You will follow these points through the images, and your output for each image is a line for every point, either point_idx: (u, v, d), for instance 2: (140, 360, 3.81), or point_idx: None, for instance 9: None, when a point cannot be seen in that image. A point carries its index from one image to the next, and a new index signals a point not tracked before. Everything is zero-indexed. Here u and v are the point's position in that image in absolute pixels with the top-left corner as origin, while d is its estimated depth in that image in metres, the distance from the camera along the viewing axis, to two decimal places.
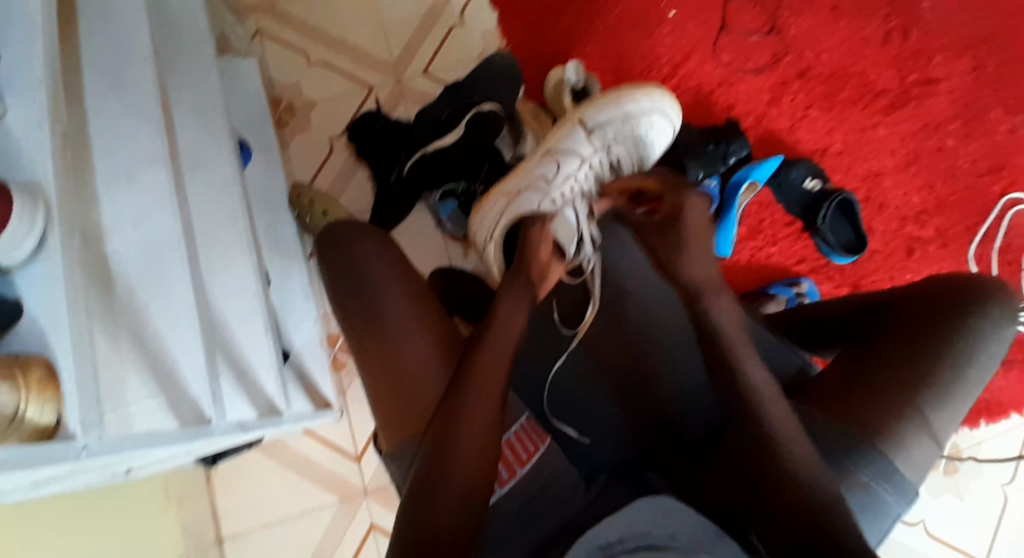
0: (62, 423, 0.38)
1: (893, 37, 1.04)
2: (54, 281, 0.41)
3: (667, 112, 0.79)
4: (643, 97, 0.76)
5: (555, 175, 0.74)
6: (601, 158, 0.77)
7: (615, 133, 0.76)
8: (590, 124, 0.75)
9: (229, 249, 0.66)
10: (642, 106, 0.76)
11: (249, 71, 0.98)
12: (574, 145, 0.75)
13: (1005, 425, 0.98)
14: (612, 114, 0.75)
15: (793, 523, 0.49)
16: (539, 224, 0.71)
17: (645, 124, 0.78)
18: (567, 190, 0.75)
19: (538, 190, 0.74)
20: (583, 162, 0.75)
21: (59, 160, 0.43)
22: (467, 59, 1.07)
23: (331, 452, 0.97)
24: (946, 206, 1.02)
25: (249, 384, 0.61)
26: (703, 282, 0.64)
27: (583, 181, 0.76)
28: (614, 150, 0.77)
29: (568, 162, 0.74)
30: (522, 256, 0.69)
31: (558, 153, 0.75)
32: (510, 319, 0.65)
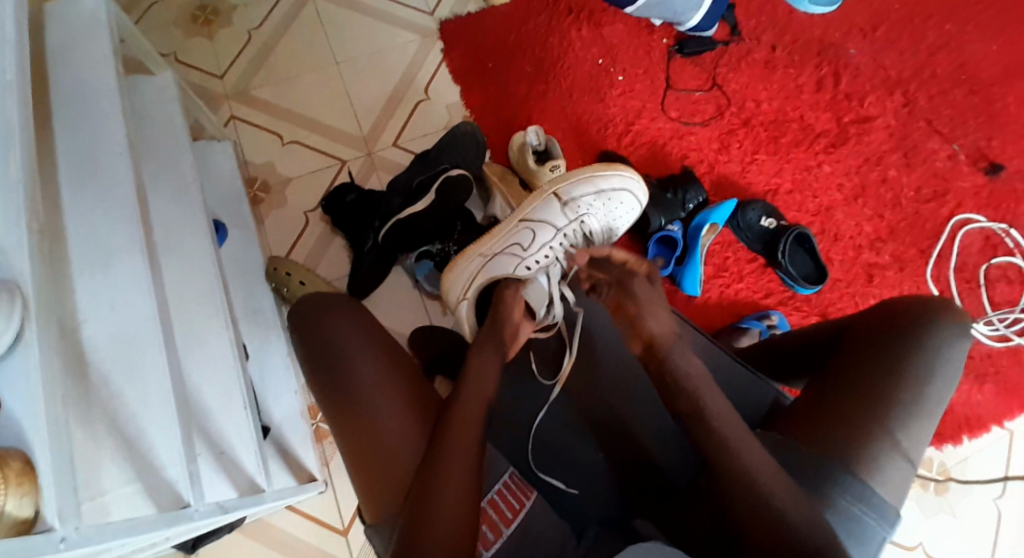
0: (41, 515, 0.38)
1: (825, 83, 1.13)
2: (31, 373, 0.41)
3: (634, 191, 0.91)
4: (613, 174, 0.89)
5: (530, 243, 0.84)
6: (574, 229, 0.86)
7: (586, 207, 0.87)
8: (563, 198, 0.86)
9: (206, 328, 0.67)
10: (613, 183, 0.89)
11: (223, 155, 1.02)
12: (549, 216, 0.85)
13: (987, 438, 0.99)
14: (583, 190, 0.87)
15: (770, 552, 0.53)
16: (513, 287, 0.75)
17: (614, 200, 0.89)
18: (541, 256, 0.84)
19: (514, 256, 0.84)
20: (557, 232, 0.85)
21: (35, 254, 0.45)
22: (433, 129, 1.13)
23: (317, 528, 0.94)
24: (898, 232, 1.07)
25: (230, 462, 0.61)
26: (658, 335, 0.66)
27: (559, 248, 0.85)
28: (587, 222, 0.87)
29: (541, 230, 0.84)
30: (496, 315, 0.73)
31: (533, 222, 0.85)
32: (483, 370, 0.66)
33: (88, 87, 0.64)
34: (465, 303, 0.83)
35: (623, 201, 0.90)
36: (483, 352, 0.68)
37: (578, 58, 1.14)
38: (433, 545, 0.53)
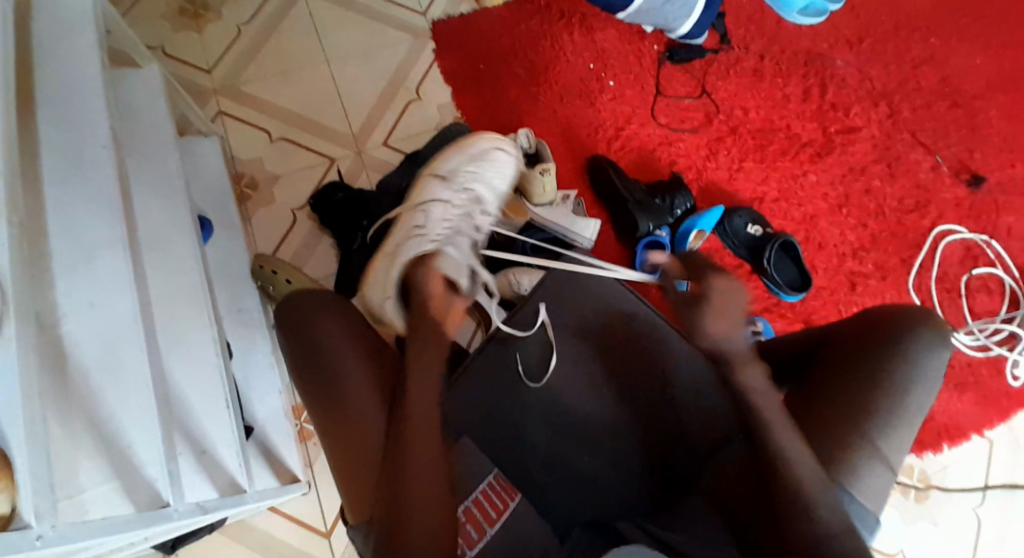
0: (17, 512, 0.37)
1: (812, 93, 1.14)
2: (7, 367, 0.40)
3: (508, 151, 0.94)
4: (479, 139, 0.92)
5: (426, 221, 0.84)
6: (462, 198, 0.87)
7: (466, 175, 0.89)
8: (442, 172, 0.90)
9: (189, 325, 0.66)
10: (484, 146, 0.92)
11: (210, 151, 1.01)
12: (435, 193, 0.87)
13: (965, 446, 1.01)
14: (456, 159, 0.91)
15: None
16: (425, 266, 0.75)
17: (490, 162, 0.91)
18: (443, 229, 0.83)
19: (416, 237, 0.82)
20: (446, 204, 0.86)
21: (16, 248, 0.44)
22: (423, 130, 1.12)
23: (299, 529, 0.93)
24: (881, 241, 1.08)
25: (211, 463, 0.60)
26: (726, 348, 0.60)
27: (455, 220, 0.85)
28: (473, 189, 0.88)
29: (432, 206, 0.85)
30: (417, 299, 0.72)
31: (422, 204, 0.87)
32: (428, 361, 0.65)
33: (73, 80, 0.63)
34: (388, 300, 0.78)
35: (500, 164, 0.92)
36: (427, 341, 0.67)
37: (569, 63, 1.15)
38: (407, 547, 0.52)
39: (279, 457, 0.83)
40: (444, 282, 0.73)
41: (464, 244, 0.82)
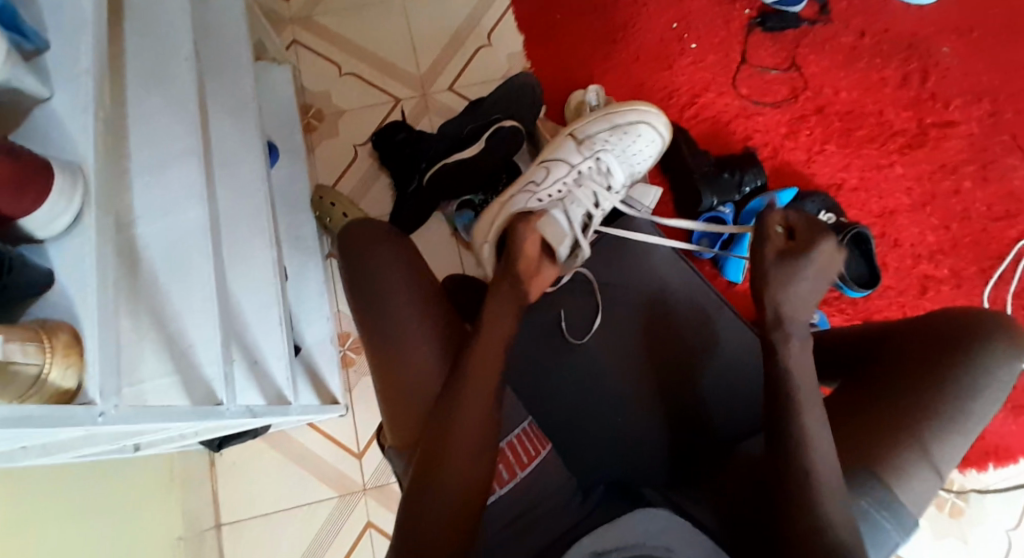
0: (82, 389, 0.39)
1: (910, 80, 1.06)
2: (85, 253, 0.43)
3: (653, 124, 0.90)
4: (627, 109, 0.89)
5: (544, 179, 0.83)
6: (590, 163, 0.85)
7: (601, 144, 0.87)
8: (579, 137, 0.87)
9: (251, 241, 0.68)
10: (628, 118, 0.88)
11: (282, 78, 1.02)
12: (564, 154, 0.85)
13: (1014, 470, 0.96)
14: (598, 126, 0.88)
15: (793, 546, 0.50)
16: (524, 223, 0.74)
17: (627, 134, 0.88)
18: (555, 190, 0.81)
19: (528, 191, 0.81)
20: (571, 167, 0.84)
21: (100, 142, 0.46)
22: (492, 77, 1.10)
23: (333, 448, 0.97)
24: (961, 247, 1.01)
25: (261, 374, 0.63)
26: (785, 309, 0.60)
27: (571, 181, 0.83)
28: (601, 157, 0.86)
29: (556, 166, 0.84)
30: (510, 251, 0.71)
31: (548, 162, 0.85)
32: (499, 317, 0.64)
33: None
34: (489, 245, 0.81)
35: (637, 137, 0.89)
36: (498, 296, 0.66)
37: (651, 22, 1.10)
38: (446, 481, 0.54)
39: (321, 380, 0.86)
40: (539, 249, 0.71)
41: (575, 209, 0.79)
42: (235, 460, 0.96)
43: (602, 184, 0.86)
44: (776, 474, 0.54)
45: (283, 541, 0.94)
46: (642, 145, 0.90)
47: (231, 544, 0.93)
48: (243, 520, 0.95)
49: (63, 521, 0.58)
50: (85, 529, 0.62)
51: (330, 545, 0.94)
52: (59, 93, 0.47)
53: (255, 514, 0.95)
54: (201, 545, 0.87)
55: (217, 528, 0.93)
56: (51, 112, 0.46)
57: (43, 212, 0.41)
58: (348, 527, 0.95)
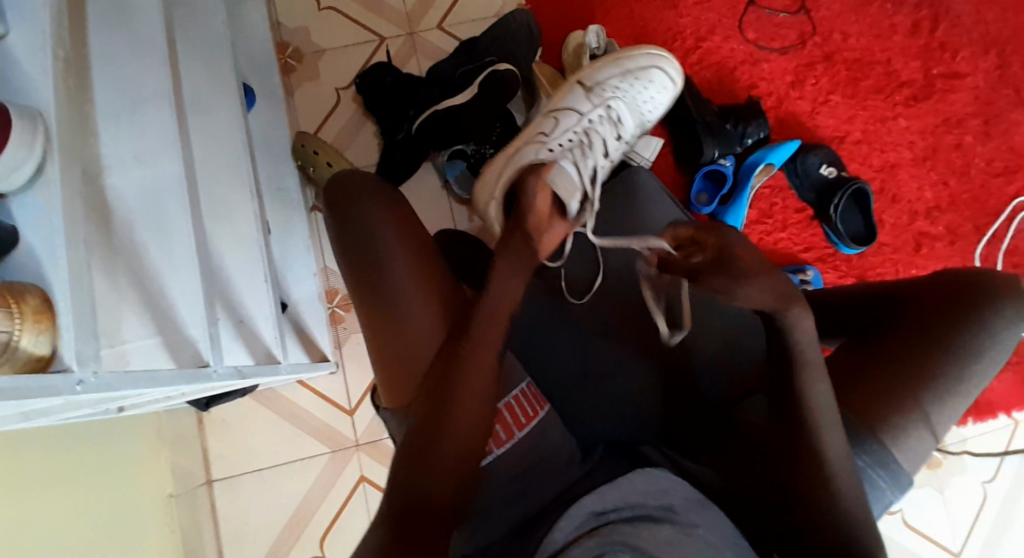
0: (57, 355, 0.36)
1: (921, 27, 1.02)
2: (53, 207, 0.39)
3: (665, 69, 0.88)
4: (638, 53, 0.87)
5: (553, 128, 0.79)
6: (600, 111, 0.82)
7: (611, 91, 0.84)
8: (588, 83, 0.84)
9: (232, 194, 0.64)
10: (639, 63, 0.86)
11: (258, 13, 0.94)
12: (574, 102, 0.82)
13: (992, 424, 0.99)
14: (609, 71, 0.85)
15: (802, 499, 0.52)
16: (535, 175, 0.69)
17: (641, 78, 0.86)
18: (564, 140, 0.78)
19: (537, 141, 0.77)
20: (581, 117, 0.81)
21: (61, 84, 0.42)
22: (487, 14, 1.04)
23: (324, 405, 0.96)
24: (959, 203, 1.01)
25: (249, 333, 0.61)
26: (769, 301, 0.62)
27: (583, 132, 0.80)
28: (612, 107, 0.83)
29: (563, 115, 0.80)
30: (520, 205, 0.66)
31: (558, 110, 0.81)
32: (517, 288, 0.64)
33: None
34: (495, 201, 0.77)
35: (652, 81, 0.88)
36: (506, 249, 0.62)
37: None
38: (443, 456, 0.53)
39: (311, 337, 0.83)
40: (550, 204, 0.67)
41: (584, 158, 0.76)
42: (223, 416, 0.95)
43: (612, 133, 0.83)
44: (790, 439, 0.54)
45: (275, 496, 0.94)
46: (653, 90, 0.88)
47: (222, 499, 0.93)
48: (234, 476, 0.94)
49: (47, 489, 0.57)
50: (69, 493, 0.60)
51: (324, 500, 0.95)
52: (17, 29, 0.41)
53: (247, 470, 0.94)
54: (192, 502, 0.87)
55: (208, 484, 0.92)
56: (7, 50, 0.42)
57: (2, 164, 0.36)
58: (341, 483, 0.95)
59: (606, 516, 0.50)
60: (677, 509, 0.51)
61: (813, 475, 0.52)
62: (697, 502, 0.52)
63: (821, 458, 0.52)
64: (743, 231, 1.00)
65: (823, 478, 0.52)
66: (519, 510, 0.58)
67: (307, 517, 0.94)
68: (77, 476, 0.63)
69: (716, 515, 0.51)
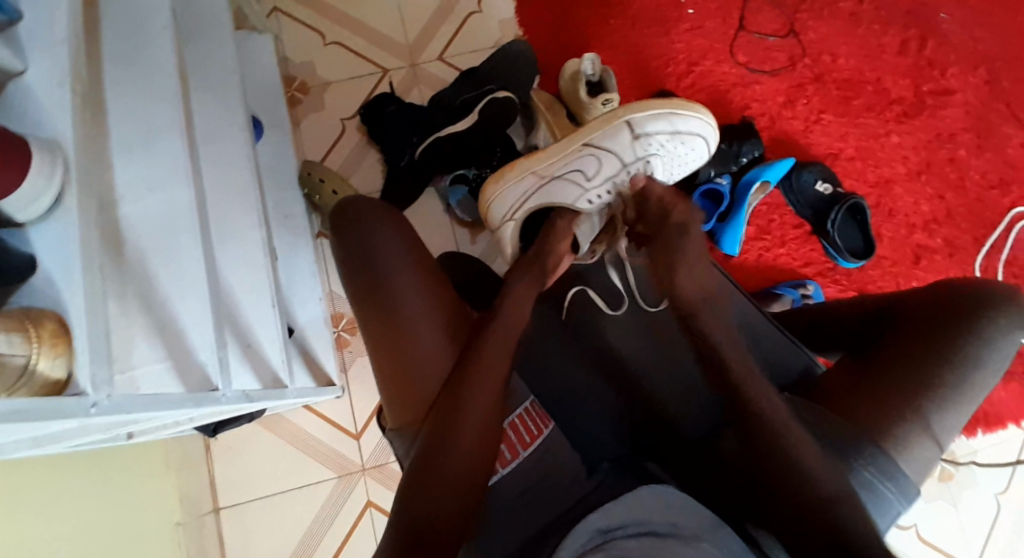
0: (72, 378, 0.38)
1: (909, 46, 1.05)
2: (71, 235, 0.41)
3: (707, 140, 0.82)
4: (691, 114, 0.79)
5: (596, 173, 0.77)
6: (640, 168, 0.78)
7: (657, 147, 0.78)
8: (637, 129, 0.76)
9: (240, 223, 0.66)
10: (691, 126, 0.79)
11: (265, 49, 0.98)
12: (618, 148, 0.77)
13: (1001, 435, 0.98)
14: (662, 125, 0.77)
15: (805, 518, 0.51)
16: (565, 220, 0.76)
17: (686, 142, 0.80)
18: (603, 191, 0.79)
19: (574, 180, 0.78)
20: (621, 167, 0.78)
21: (78, 119, 0.44)
22: (485, 44, 1.07)
23: (330, 428, 0.97)
24: (956, 216, 1.02)
25: (256, 357, 0.63)
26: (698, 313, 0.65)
27: (622, 184, 0.79)
28: (651, 162, 0.79)
29: (606, 159, 0.77)
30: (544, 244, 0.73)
31: (598, 150, 0.77)
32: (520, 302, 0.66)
33: None
34: (512, 222, 0.81)
35: (694, 145, 0.81)
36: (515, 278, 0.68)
37: None
38: (449, 472, 0.54)
39: (318, 362, 0.85)
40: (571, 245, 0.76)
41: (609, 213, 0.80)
42: (231, 443, 0.95)
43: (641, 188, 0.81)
44: (775, 457, 0.54)
45: (282, 523, 0.94)
46: (689, 160, 0.82)
47: (229, 527, 0.93)
48: (242, 503, 0.94)
49: (56, 516, 0.57)
50: (79, 521, 0.61)
51: (331, 524, 0.94)
52: (34, 67, 0.44)
53: (254, 496, 0.94)
54: (200, 529, 0.87)
55: (215, 512, 0.93)
56: (25, 88, 0.44)
57: (22, 196, 0.38)
58: (347, 506, 0.95)
59: (612, 533, 0.50)
60: (685, 526, 0.51)
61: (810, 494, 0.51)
62: (703, 520, 0.52)
63: (810, 476, 0.52)
64: (743, 248, 1.01)
65: (822, 499, 0.51)
66: (527, 529, 0.58)
67: (313, 543, 0.94)
68: (86, 502, 0.64)
69: (726, 535, 0.52)
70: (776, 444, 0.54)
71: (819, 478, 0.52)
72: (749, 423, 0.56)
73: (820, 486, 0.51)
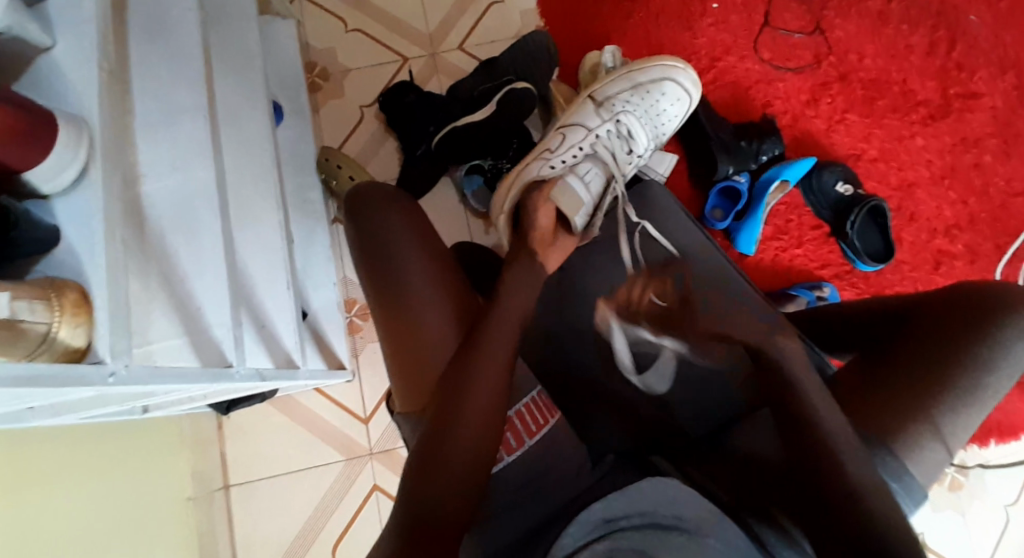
0: (92, 348, 0.38)
1: (937, 48, 1.03)
2: (93, 208, 0.41)
3: (681, 81, 0.90)
4: (652, 66, 0.89)
5: (559, 145, 0.83)
6: (609, 126, 0.86)
7: (621, 105, 0.87)
8: (598, 97, 0.88)
9: (258, 204, 0.67)
10: (651, 76, 0.89)
11: (287, 33, 0.98)
12: (582, 118, 0.86)
13: (1015, 447, 0.97)
14: (619, 85, 0.89)
15: (844, 521, 0.50)
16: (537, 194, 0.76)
17: (653, 91, 0.89)
18: (569, 156, 0.83)
19: (542, 158, 0.82)
20: (590, 132, 0.85)
21: (105, 95, 0.45)
22: (506, 35, 1.07)
23: (340, 412, 0.98)
24: (978, 222, 1.00)
25: (269, 336, 0.63)
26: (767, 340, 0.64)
27: (590, 145, 0.84)
28: (622, 119, 0.87)
29: (571, 131, 0.84)
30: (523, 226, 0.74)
31: (565, 127, 0.86)
32: (517, 291, 0.66)
33: None
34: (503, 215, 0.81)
35: (666, 91, 0.90)
36: (517, 266, 0.68)
37: None
38: (452, 455, 0.54)
39: (330, 345, 0.85)
40: (553, 218, 0.75)
41: (587, 170, 0.81)
42: (243, 423, 0.96)
43: (622, 147, 0.86)
44: (812, 450, 0.53)
45: (289, 504, 0.95)
46: (665, 103, 0.90)
47: (238, 504, 0.94)
48: (250, 482, 0.95)
49: (70, 486, 0.59)
50: (93, 491, 0.62)
51: (337, 506, 0.95)
52: (63, 41, 0.45)
53: (264, 476, 0.96)
54: (209, 505, 0.88)
55: (225, 489, 0.94)
56: (54, 62, 0.45)
57: (49, 167, 0.39)
58: (353, 490, 0.96)
59: (616, 523, 0.51)
60: (690, 518, 0.51)
61: (837, 490, 0.51)
62: (710, 516, 0.52)
63: (846, 471, 0.52)
64: (758, 247, 1.00)
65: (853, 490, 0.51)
66: (525, 517, 0.59)
67: (319, 525, 0.95)
68: (101, 473, 0.65)
69: (728, 526, 0.52)
70: (815, 444, 0.54)
71: (852, 471, 0.52)
72: (792, 420, 0.56)
73: (855, 480, 0.51)
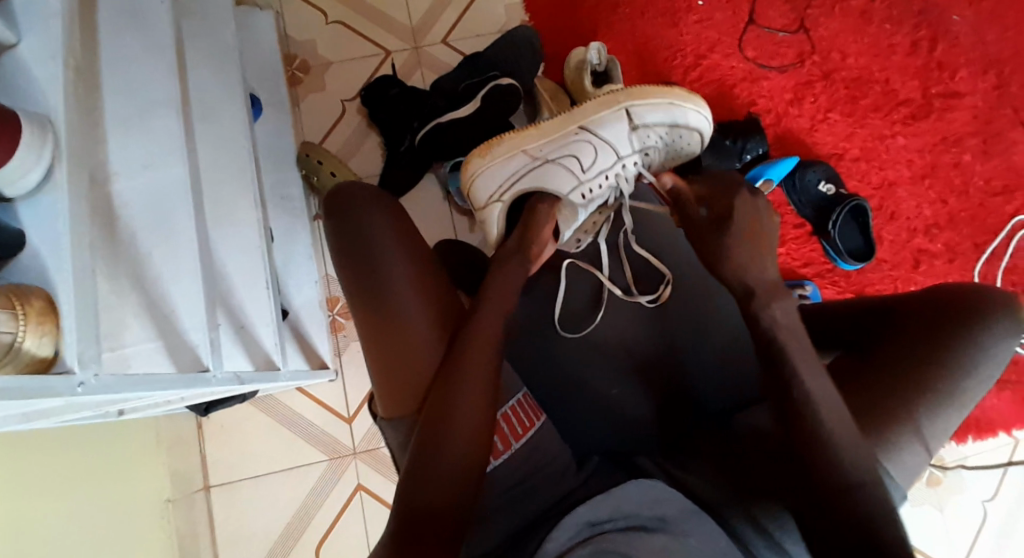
0: (59, 357, 0.37)
1: (920, 47, 1.04)
2: (59, 211, 0.40)
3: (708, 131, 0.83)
4: (694, 106, 0.80)
5: (590, 163, 0.75)
6: (637, 161, 0.77)
7: (656, 140, 0.78)
8: (640, 123, 0.76)
9: (236, 203, 0.65)
10: (692, 120, 0.80)
11: (266, 25, 0.96)
12: (619, 141, 0.76)
13: (992, 443, 0.99)
14: (664, 118, 0.78)
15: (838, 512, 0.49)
16: (547, 205, 0.73)
17: (686, 135, 0.81)
18: (595, 181, 0.76)
19: (569, 168, 0.74)
20: (618, 162, 0.76)
21: (71, 93, 0.43)
22: (490, 29, 1.05)
23: (322, 411, 0.96)
24: (958, 221, 1.01)
25: (249, 338, 0.62)
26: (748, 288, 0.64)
27: (616, 175, 0.77)
28: (650, 156, 0.78)
29: (603, 153, 0.75)
30: (524, 234, 0.70)
31: (598, 141, 0.75)
32: (507, 288, 0.66)
33: None
34: (499, 204, 0.76)
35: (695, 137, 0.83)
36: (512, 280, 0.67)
37: None
38: (448, 466, 0.53)
39: (312, 345, 0.84)
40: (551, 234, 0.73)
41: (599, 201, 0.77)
42: (223, 424, 0.95)
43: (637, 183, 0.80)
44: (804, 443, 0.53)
45: (273, 505, 0.94)
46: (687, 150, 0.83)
47: (220, 506, 0.93)
48: (232, 483, 0.94)
49: (48, 496, 0.58)
50: (72, 500, 0.61)
51: (321, 506, 0.95)
52: (28, 39, 0.43)
53: (246, 477, 0.95)
54: (190, 507, 0.87)
55: (205, 490, 0.93)
56: (16, 59, 0.43)
57: (14, 169, 0.38)
58: (338, 489, 0.95)
59: (600, 526, 0.51)
60: (671, 521, 0.52)
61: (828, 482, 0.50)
62: (694, 519, 0.52)
63: (836, 463, 0.51)
64: None
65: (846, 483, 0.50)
66: (512, 517, 0.59)
67: (304, 525, 0.94)
68: (80, 480, 0.64)
69: (706, 524, 0.52)
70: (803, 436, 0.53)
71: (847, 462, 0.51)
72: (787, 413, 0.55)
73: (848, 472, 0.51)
